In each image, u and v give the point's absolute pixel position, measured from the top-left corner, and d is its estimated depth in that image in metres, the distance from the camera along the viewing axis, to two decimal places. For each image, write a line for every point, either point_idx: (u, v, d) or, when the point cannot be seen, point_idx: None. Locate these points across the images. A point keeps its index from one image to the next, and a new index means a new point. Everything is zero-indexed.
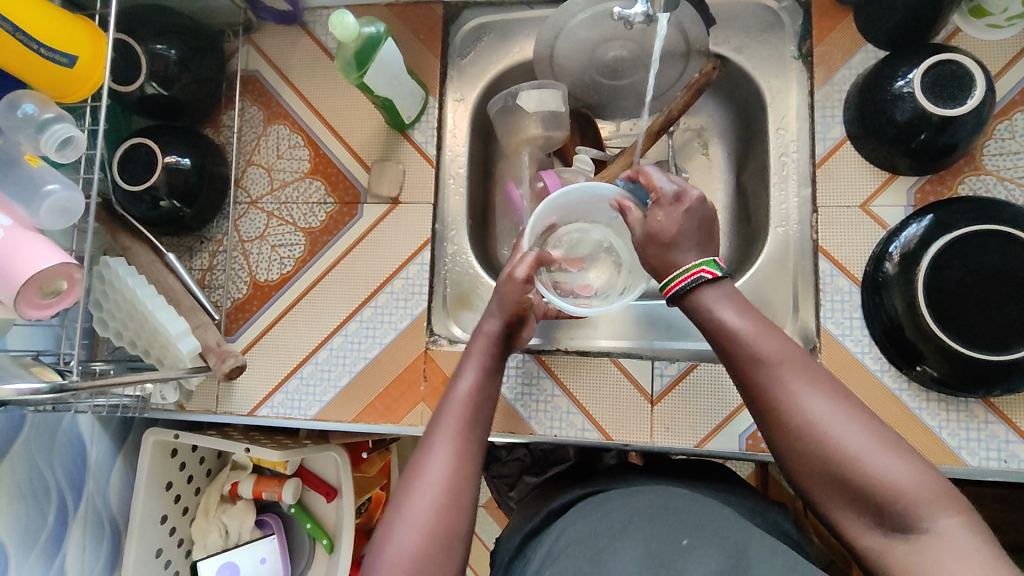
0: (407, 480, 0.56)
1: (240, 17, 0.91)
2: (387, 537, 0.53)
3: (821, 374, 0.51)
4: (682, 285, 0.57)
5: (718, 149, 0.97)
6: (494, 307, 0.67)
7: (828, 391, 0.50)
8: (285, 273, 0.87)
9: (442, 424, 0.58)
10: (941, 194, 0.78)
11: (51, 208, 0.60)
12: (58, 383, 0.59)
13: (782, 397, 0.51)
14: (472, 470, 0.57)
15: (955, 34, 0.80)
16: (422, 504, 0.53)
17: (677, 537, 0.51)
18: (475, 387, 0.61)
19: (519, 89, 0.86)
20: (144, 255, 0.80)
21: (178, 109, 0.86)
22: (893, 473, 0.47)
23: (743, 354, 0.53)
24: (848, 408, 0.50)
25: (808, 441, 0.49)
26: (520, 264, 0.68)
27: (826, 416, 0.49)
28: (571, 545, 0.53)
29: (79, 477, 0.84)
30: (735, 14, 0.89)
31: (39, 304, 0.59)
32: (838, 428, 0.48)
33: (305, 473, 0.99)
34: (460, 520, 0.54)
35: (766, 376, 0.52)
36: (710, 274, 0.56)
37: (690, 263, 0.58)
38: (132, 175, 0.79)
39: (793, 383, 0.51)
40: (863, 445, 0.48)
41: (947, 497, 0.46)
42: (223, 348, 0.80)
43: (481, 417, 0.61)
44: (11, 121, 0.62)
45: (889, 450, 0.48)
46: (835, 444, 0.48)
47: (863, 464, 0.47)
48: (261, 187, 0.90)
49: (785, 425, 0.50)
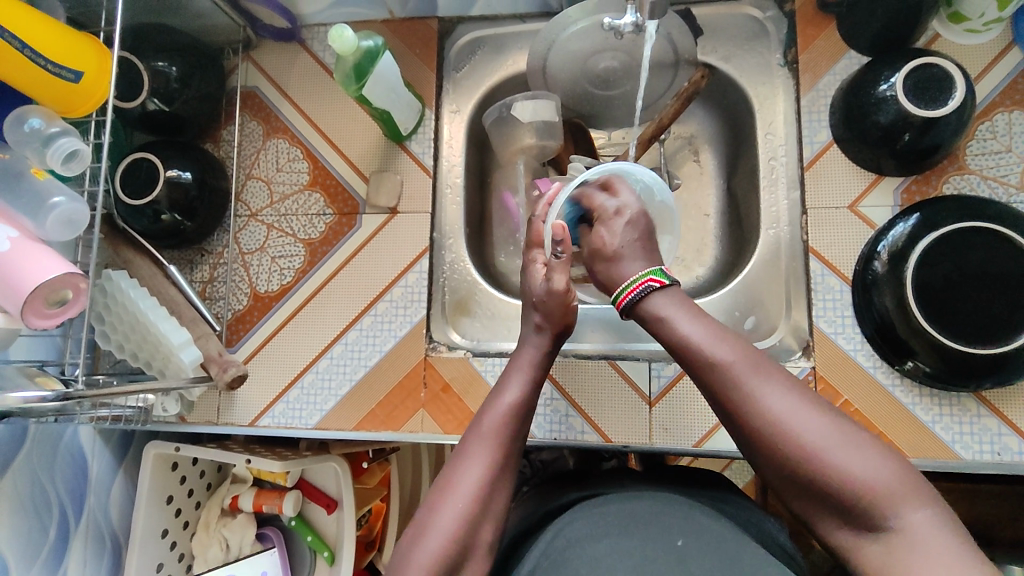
0: (441, 485, 0.58)
1: (240, 35, 0.93)
2: (417, 542, 0.54)
3: (776, 371, 0.53)
4: (630, 297, 0.61)
5: (709, 155, 0.99)
6: (541, 320, 0.70)
7: (788, 389, 0.52)
8: (285, 284, 0.89)
9: (481, 432, 0.60)
10: (927, 194, 0.80)
11: (57, 220, 0.61)
12: (63, 391, 0.59)
13: (742, 400, 0.52)
14: (502, 480, 0.58)
15: (935, 39, 0.82)
16: (453, 508, 0.55)
17: (673, 539, 0.52)
18: (520, 403, 0.63)
19: (513, 100, 0.88)
20: (146, 268, 0.80)
21: (179, 125, 0.87)
22: (853, 466, 0.48)
23: (698, 361, 0.55)
24: (805, 402, 0.51)
25: (772, 438, 0.50)
26: (556, 271, 0.69)
27: (786, 414, 0.50)
28: (565, 544, 0.54)
29: (79, 492, 0.84)
30: (722, 24, 0.91)
31: (45, 314, 0.60)
32: (797, 423, 0.50)
33: (305, 485, 0.99)
34: (486, 528, 0.56)
35: (722, 378, 0.53)
36: (657, 283, 0.61)
37: (637, 274, 0.62)
38: (134, 190, 0.81)
39: (750, 383, 0.52)
40: (825, 440, 0.49)
41: (913, 490, 0.47)
42: (225, 358, 0.80)
43: (520, 433, 0.62)
44: (18, 136, 0.63)
45: (854, 444, 0.49)
46: (799, 440, 0.49)
47: (825, 460, 0.48)
48: (260, 200, 0.91)
49: (748, 429, 0.52)
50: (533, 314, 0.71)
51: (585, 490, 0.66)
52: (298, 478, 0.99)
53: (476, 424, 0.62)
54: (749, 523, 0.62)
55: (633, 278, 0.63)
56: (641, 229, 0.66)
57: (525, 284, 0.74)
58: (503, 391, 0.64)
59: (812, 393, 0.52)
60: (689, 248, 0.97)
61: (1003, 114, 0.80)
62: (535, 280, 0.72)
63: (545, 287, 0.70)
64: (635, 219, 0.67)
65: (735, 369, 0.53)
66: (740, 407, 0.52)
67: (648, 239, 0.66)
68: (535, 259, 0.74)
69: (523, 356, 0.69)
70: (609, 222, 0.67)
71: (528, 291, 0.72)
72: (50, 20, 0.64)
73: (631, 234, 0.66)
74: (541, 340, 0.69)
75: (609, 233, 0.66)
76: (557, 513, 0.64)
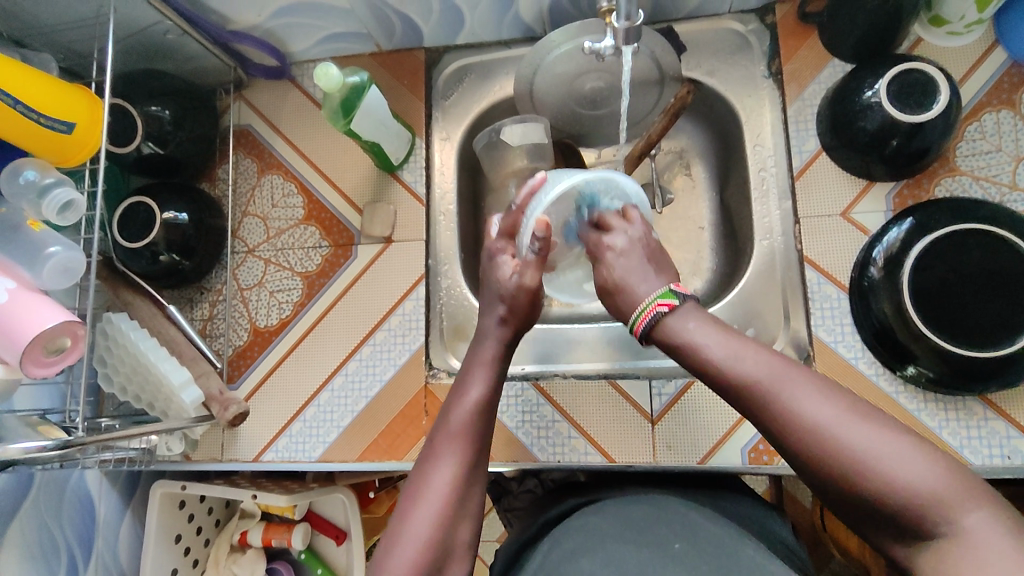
0: (413, 487, 0.58)
1: (231, 75, 0.95)
2: (392, 547, 0.53)
3: (811, 382, 0.51)
4: (646, 321, 0.58)
5: (700, 169, 0.99)
6: (503, 311, 0.69)
7: (818, 395, 0.50)
8: (284, 318, 0.89)
9: (449, 433, 0.60)
10: (919, 198, 0.80)
11: (54, 268, 0.62)
12: (64, 439, 0.60)
13: (782, 418, 0.50)
14: (473, 477, 0.59)
15: (918, 43, 0.82)
16: (427, 512, 0.55)
17: (669, 542, 0.52)
18: (484, 397, 0.63)
19: (502, 125, 0.89)
20: (146, 308, 0.82)
21: (174, 166, 0.88)
22: (900, 473, 0.45)
23: (724, 379, 0.53)
24: (841, 408, 0.49)
25: (811, 447, 0.48)
26: (528, 269, 0.68)
27: (828, 426, 0.48)
28: (563, 554, 0.54)
29: (88, 535, 0.84)
30: (705, 39, 0.91)
31: (44, 363, 0.60)
32: (833, 431, 0.48)
33: (315, 517, 0.99)
34: (463, 529, 0.56)
35: (750, 394, 0.51)
36: (666, 306, 0.57)
37: (646, 300, 0.58)
38: (131, 234, 0.81)
39: (788, 399, 0.50)
40: (870, 451, 0.46)
41: (962, 490, 0.44)
42: (226, 396, 0.82)
43: (487, 429, 0.62)
44: (13, 188, 0.64)
45: (898, 450, 0.46)
46: (835, 449, 0.47)
47: (869, 471, 0.46)
48: (257, 235, 0.92)
49: (784, 442, 0.50)
50: (498, 306, 0.69)
51: (583, 497, 0.67)
52: (307, 510, 0.98)
53: (442, 424, 0.62)
54: (757, 528, 0.61)
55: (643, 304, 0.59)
56: (641, 260, 0.62)
57: (489, 271, 0.72)
58: (467, 387, 0.64)
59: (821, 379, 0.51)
60: (685, 261, 0.97)
61: (990, 114, 0.79)
62: (501, 270, 0.70)
63: (515, 281, 0.68)
64: (631, 248, 0.63)
65: (764, 384, 0.51)
66: (780, 426, 0.50)
67: (653, 261, 0.62)
68: (502, 250, 0.72)
69: (484, 350, 0.68)
70: (603, 258, 0.63)
71: (493, 280, 0.70)
72: (42, 75, 0.65)
73: (632, 266, 0.61)
74: (503, 331, 0.68)
75: (608, 269, 0.63)
76: (553, 522, 0.64)
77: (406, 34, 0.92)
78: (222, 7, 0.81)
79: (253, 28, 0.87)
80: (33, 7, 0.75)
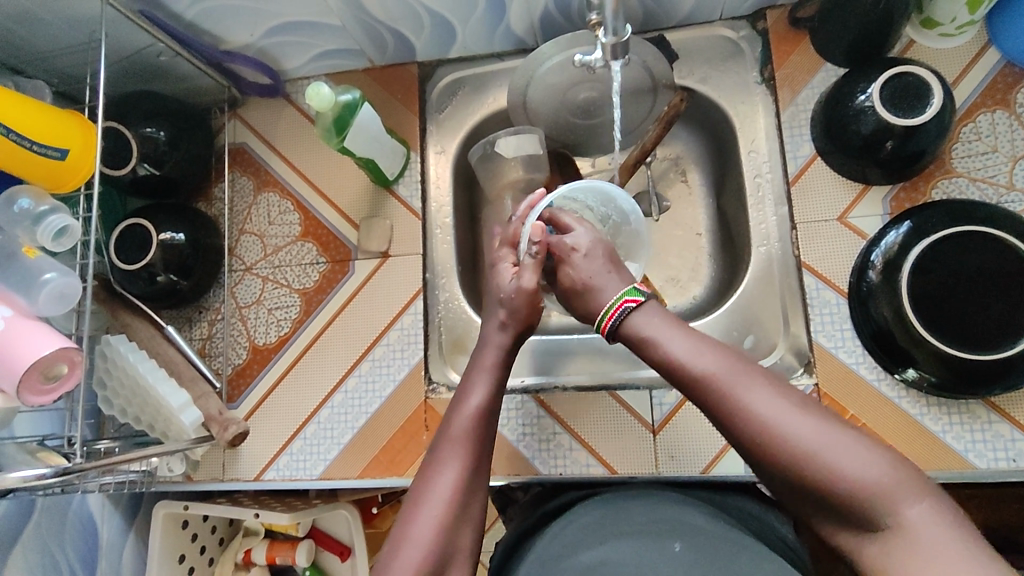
0: (416, 494, 0.57)
1: (225, 94, 0.95)
2: (397, 550, 0.53)
3: (762, 379, 0.51)
4: (612, 320, 0.59)
5: (696, 175, 0.99)
6: (504, 316, 0.67)
7: (774, 393, 0.50)
8: (283, 335, 0.89)
9: (452, 437, 0.60)
10: (916, 201, 0.79)
11: (49, 295, 0.62)
12: (63, 466, 0.60)
13: (731, 410, 0.51)
14: (476, 483, 0.58)
15: (910, 46, 0.82)
16: (430, 516, 0.55)
17: (670, 544, 0.51)
18: (485, 404, 0.62)
19: (497, 137, 0.89)
20: (144, 329, 0.81)
21: (171, 187, 0.89)
22: (842, 461, 0.46)
23: (683, 376, 0.53)
24: (795, 406, 0.50)
25: (766, 443, 0.49)
26: (525, 271, 0.66)
27: (774, 419, 0.49)
28: (561, 551, 0.54)
29: (91, 558, 0.84)
30: (698, 46, 0.91)
31: (41, 390, 0.60)
32: (786, 428, 0.48)
33: (318, 534, 0.98)
34: (465, 532, 0.56)
35: (707, 391, 0.52)
36: (632, 303, 0.58)
37: (614, 296, 0.59)
38: (128, 255, 0.82)
39: (738, 394, 0.51)
40: (815, 443, 0.47)
41: (910, 485, 0.45)
42: (225, 416, 0.81)
43: (489, 436, 0.62)
44: (8, 216, 0.65)
45: (845, 444, 0.47)
46: (789, 445, 0.48)
47: (822, 465, 0.46)
48: (254, 253, 0.93)
49: (743, 439, 0.50)
50: (498, 310, 0.68)
51: (587, 492, 0.68)
52: (310, 527, 0.98)
53: (444, 430, 0.61)
54: (758, 531, 0.60)
55: (611, 301, 0.60)
56: (604, 258, 0.63)
57: (491, 281, 0.71)
58: (469, 393, 0.64)
59: (813, 406, 0.50)
60: (683, 268, 0.96)
61: (985, 114, 0.79)
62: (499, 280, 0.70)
63: (513, 284, 0.67)
64: (594, 250, 0.63)
65: (721, 381, 0.52)
66: (733, 421, 0.51)
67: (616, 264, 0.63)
68: (504, 258, 0.72)
69: (485, 356, 0.67)
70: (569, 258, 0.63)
71: (493, 288, 0.70)
72: (33, 101, 0.66)
73: (597, 266, 0.62)
74: (503, 336, 0.67)
75: (573, 269, 0.63)
76: (554, 513, 0.66)
77: (398, 49, 0.92)
78: (214, 28, 0.82)
79: (246, 47, 0.87)
80: (27, 35, 0.75)
